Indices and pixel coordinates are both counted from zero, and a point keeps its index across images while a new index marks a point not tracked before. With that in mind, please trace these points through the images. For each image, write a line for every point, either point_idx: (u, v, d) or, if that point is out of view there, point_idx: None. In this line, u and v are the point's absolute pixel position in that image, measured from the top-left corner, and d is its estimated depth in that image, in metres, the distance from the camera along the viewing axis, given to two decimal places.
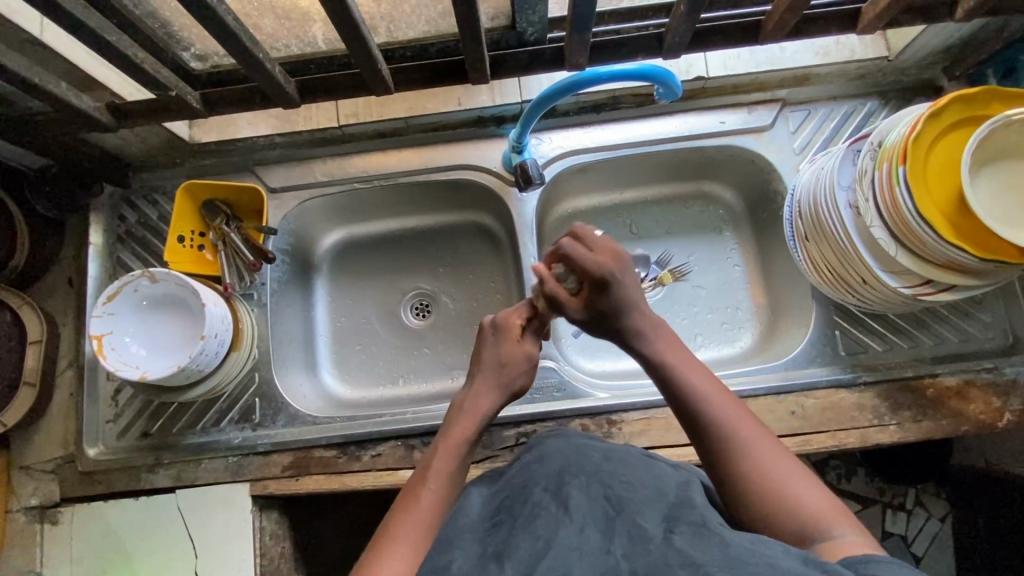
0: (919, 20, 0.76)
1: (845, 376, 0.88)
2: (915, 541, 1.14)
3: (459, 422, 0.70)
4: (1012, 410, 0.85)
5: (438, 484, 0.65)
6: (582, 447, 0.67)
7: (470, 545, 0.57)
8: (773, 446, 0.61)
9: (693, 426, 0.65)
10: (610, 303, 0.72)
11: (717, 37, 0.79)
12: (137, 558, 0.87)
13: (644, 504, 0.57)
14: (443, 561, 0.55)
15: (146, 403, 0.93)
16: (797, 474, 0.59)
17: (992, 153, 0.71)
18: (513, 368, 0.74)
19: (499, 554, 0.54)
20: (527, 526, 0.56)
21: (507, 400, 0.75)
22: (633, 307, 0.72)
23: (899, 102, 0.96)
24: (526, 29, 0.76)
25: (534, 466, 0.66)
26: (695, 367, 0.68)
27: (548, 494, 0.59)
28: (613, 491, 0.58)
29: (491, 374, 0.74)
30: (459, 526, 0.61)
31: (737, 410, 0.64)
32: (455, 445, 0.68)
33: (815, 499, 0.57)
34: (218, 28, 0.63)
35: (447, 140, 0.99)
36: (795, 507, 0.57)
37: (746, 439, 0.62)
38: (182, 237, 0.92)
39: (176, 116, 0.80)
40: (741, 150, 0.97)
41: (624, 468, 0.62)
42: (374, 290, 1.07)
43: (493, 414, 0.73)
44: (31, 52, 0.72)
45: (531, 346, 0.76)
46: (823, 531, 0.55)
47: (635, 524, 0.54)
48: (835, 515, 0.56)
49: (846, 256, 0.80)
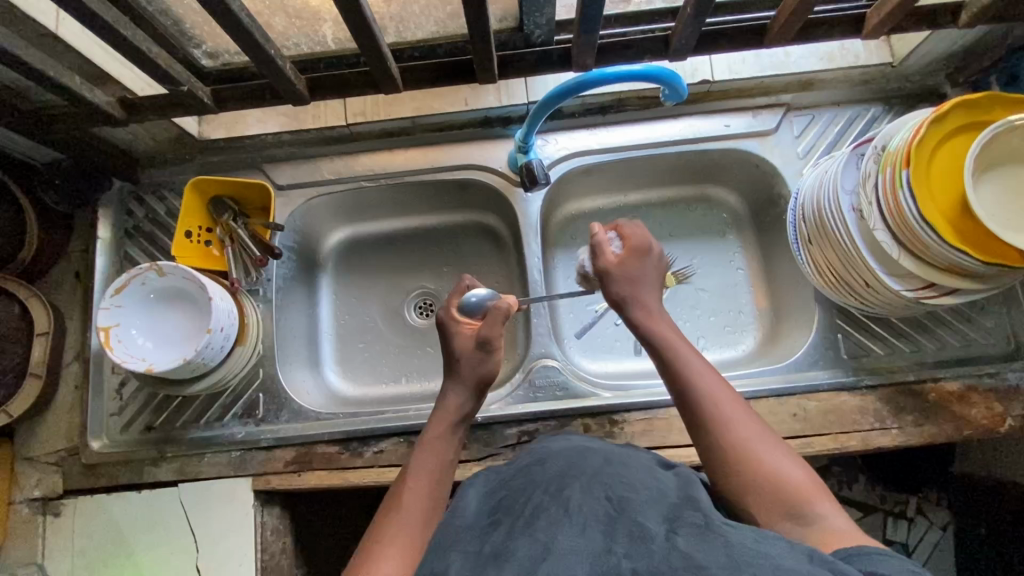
0: (923, 26, 0.77)
1: (847, 379, 0.89)
2: (917, 549, 1.14)
3: (432, 430, 0.74)
4: (1014, 415, 0.85)
5: (421, 483, 0.68)
6: (584, 451, 0.68)
7: (468, 545, 0.57)
8: (753, 423, 0.64)
9: (679, 398, 0.68)
10: (639, 269, 0.79)
11: (724, 41, 0.79)
12: (139, 550, 0.87)
13: (646, 505, 0.57)
14: (442, 563, 0.55)
15: (150, 396, 0.94)
16: (777, 452, 0.61)
17: (995, 158, 0.72)
18: (475, 359, 0.77)
19: (499, 554, 0.53)
20: (527, 528, 0.55)
21: (477, 395, 0.77)
22: (646, 282, 0.79)
23: (903, 108, 0.97)
24: (534, 31, 0.77)
25: (534, 468, 0.66)
26: (683, 345, 0.72)
27: (548, 496, 0.59)
28: (614, 492, 0.58)
29: (456, 369, 0.77)
30: (461, 523, 0.61)
31: (722, 387, 0.67)
32: (432, 448, 0.72)
33: (792, 474, 0.59)
34: (232, 24, 0.64)
35: (454, 140, 0.99)
36: (772, 479, 0.59)
37: (728, 414, 0.65)
38: (191, 232, 0.92)
39: (187, 112, 0.81)
40: (746, 153, 0.98)
41: (625, 471, 0.62)
42: (379, 288, 1.07)
43: (466, 415, 0.76)
44: (47, 46, 0.73)
45: (488, 329, 0.76)
46: (798, 505, 0.57)
47: (636, 523, 0.54)
48: (813, 492, 0.58)
49: (850, 259, 0.80)
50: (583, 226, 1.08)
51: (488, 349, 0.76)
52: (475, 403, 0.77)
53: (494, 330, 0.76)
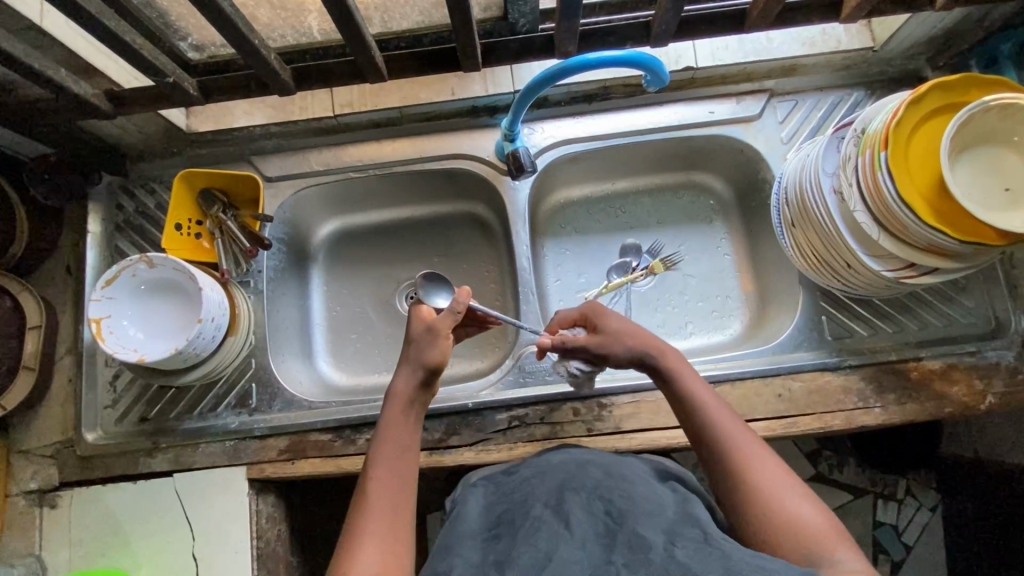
0: (901, 10, 0.78)
1: (831, 359, 0.90)
2: (906, 530, 1.17)
3: (390, 415, 0.72)
4: (994, 393, 0.87)
5: (382, 475, 0.67)
6: (584, 463, 0.69)
7: (470, 553, 0.59)
8: (770, 463, 0.64)
9: (698, 440, 0.68)
10: (610, 339, 0.76)
11: (705, 26, 0.80)
12: (136, 538, 0.88)
13: (644, 517, 0.58)
14: (445, 567, 0.58)
15: (144, 388, 0.95)
16: (795, 496, 0.61)
17: (971, 139, 0.73)
18: (423, 345, 0.74)
19: (502, 562, 0.55)
20: (528, 538, 0.57)
21: (429, 376, 0.74)
22: (627, 336, 0.75)
23: (885, 92, 0.98)
24: (518, 20, 0.77)
25: (534, 479, 0.67)
26: (696, 380, 0.71)
27: (549, 509, 0.60)
28: (614, 505, 0.61)
29: (407, 354, 0.75)
30: (459, 534, 0.63)
31: (740, 429, 0.67)
32: (391, 434, 0.70)
33: (814, 519, 0.59)
34: (216, 14, 0.64)
35: (441, 130, 1.00)
36: (793, 525, 0.59)
37: (745, 456, 0.64)
38: (181, 225, 0.93)
39: (174, 103, 0.82)
40: (730, 139, 0.99)
41: (623, 484, 0.64)
42: (372, 280, 1.08)
43: (420, 393, 0.74)
44: (33, 38, 0.73)
45: (438, 317, 0.75)
46: (820, 551, 0.57)
47: (635, 534, 0.56)
48: (834, 538, 0.58)
49: (830, 240, 0.82)
50: (571, 215, 1.09)
51: (435, 334, 0.74)
52: (427, 387, 0.74)
53: (446, 320, 0.75)
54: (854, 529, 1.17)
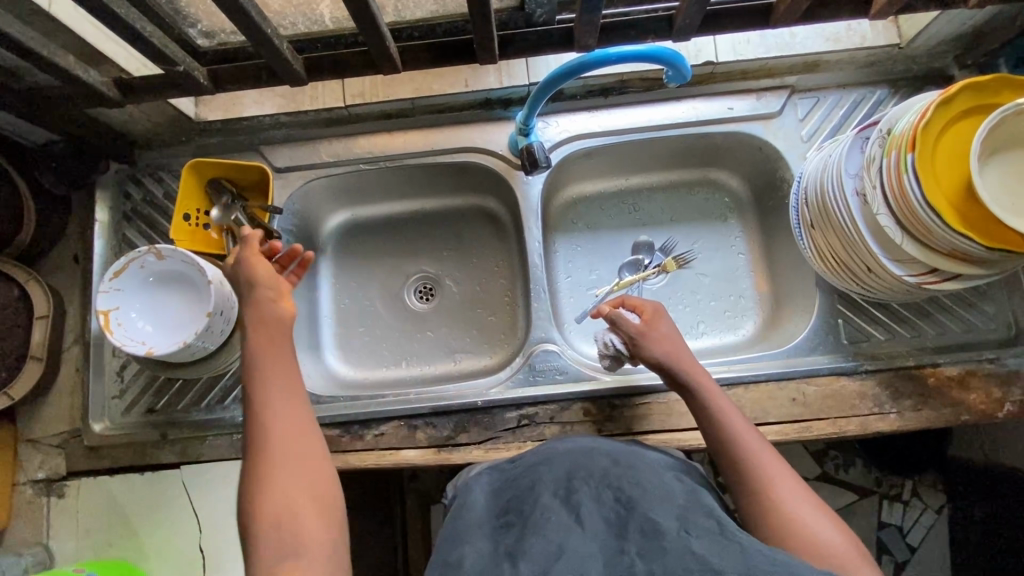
0: (932, 7, 0.76)
1: (847, 364, 0.88)
2: (912, 533, 1.16)
3: (261, 348, 0.70)
4: (1012, 401, 0.85)
5: (280, 411, 0.66)
6: (591, 450, 0.67)
7: (480, 542, 0.58)
8: (793, 484, 0.64)
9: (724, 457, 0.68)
10: (657, 338, 0.78)
11: (728, 21, 0.78)
12: (142, 529, 0.88)
13: (655, 503, 0.58)
14: (455, 556, 0.56)
15: (151, 379, 0.94)
16: (818, 516, 0.61)
17: (1000, 143, 0.71)
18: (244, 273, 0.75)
19: (513, 553, 0.54)
20: (538, 528, 0.56)
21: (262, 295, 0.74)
22: (671, 345, 0.78)
23: (909, 91, 0.95)
24: (535, 11, 0.75)
25: (542, 465, 0.66)
26: (723, 401, 0.72)
27: (558, 499, 0.59)
28: (624, 494, 0.59)
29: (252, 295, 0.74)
30: (467, 522, 0.62)
31: (765, 450, 0.67)
32: (268, 369, 0.69)
33: (832, 534, 0.60)
34: (228, 4, 0.63)
35: (453, 122, 0.98)
36: (816, 543, 0.59)
37: (770, 473, 0.64)
38: (188, 215, 0.91)
39: (184, 92, 0.80)
40: (749, 136, 0.97)
41: (633, 472, 0.63)
42: (380, 274, 1.07)
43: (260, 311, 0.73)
44: (41, 24, 0.71)
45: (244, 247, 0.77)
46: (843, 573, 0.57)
47: (647, 521, 0.55)
48: (856, 561, 0.58)
49: (851, 243, 0.80)
50: (583, 210, 1.07)
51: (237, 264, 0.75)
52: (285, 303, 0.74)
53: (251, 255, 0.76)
54: (859, 530, 1.17)
